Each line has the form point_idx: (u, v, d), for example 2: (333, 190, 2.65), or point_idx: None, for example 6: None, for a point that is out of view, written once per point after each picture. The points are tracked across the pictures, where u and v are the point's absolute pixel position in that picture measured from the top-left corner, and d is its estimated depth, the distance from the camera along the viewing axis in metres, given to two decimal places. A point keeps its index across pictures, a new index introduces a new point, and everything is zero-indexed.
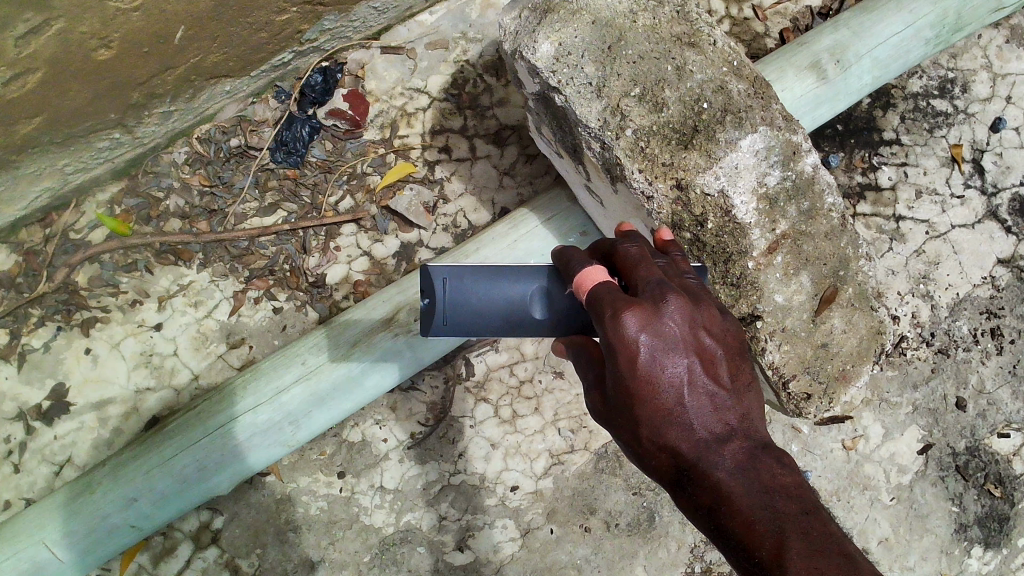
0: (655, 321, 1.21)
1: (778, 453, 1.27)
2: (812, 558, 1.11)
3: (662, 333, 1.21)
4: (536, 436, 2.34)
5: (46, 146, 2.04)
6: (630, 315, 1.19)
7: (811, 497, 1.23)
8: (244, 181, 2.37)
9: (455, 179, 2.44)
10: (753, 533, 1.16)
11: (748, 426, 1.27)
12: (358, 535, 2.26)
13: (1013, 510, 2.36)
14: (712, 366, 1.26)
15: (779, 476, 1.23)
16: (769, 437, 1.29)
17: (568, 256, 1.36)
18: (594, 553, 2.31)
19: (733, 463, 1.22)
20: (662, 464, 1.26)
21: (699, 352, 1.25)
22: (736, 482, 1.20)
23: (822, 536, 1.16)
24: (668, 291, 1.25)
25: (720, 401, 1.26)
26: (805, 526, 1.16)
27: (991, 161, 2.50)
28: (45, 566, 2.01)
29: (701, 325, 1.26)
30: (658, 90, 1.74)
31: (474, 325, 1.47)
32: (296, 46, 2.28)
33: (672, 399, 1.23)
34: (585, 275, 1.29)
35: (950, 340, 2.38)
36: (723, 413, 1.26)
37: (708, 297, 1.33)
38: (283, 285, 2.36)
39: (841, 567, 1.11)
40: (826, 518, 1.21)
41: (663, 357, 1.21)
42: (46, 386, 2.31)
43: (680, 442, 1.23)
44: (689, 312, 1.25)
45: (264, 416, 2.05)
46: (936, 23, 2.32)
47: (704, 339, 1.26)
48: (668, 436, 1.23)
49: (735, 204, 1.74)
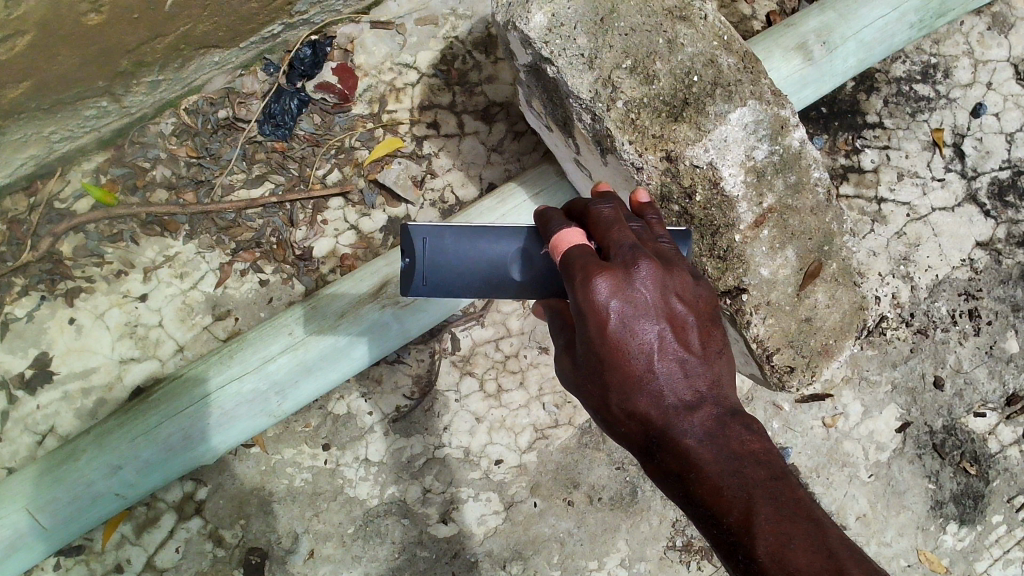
0: (626, 286, 1.21)
1: (749, 419, 1.29)
2: (780, 524, 1.16)
3: (633, 298, 1.21)
4: (521, 411, 2.36)
5: (32, 113, 2.03)
6: (600, 280, 1.20)
7: (781, 463, 1.26)
8: (232, 153, 2.37)
9: (443, 154, 2.44)
10: (722, 500, 1.20)
11: (718, 392, 1.28)
12: (342, 506, 2.27)
13: (987, 487, 2.41)
14: (683, 332, 1.27)
15: (749, 442, 1.26)
16: (739, 403, 1.31)
17: (547, 217, 1.35)
18: (576, 527, 2.33)
19: (703, 430, 1.24)
20: (632, 430, 1.28)
21: (670, 317, 1.25)
22: (704, 449, 1.23)
23: (791, 501, 1.20)
24: (640, 255, 1.24)
25: (691, 367, 1.26)
26: (774, 491, 1.20)
27: (971, 145, 2.54)
28: (26, 534, 2.00)
29: (673, 291, 1.26)
30: (649, 62, 1.76)
31: (454, 284, 1.49)
32: (286, 18, 2.29)
33: (643, 364, 1.23)
34: (560, 238, 1.29)
35: (929, 320, 2.42)
36: (694, 379, 1.26)
37: (682, 262, 1.32)
38: (269, 258, 2.36)
39: (809, 533, 1.16)
40: (796, 483, 1.24)
41: (634, 322, 1.22)
42: (29, 355, 2.30)
43: (650, 408, 1.25)
44: (661, 277, 1.24)
45: (250, 385, 2.04)
46: (920, 8, 2.35)
47: (676, 305, 1.26)
48: (638, 402, 1.25)
49: (722, 176, 1.76)
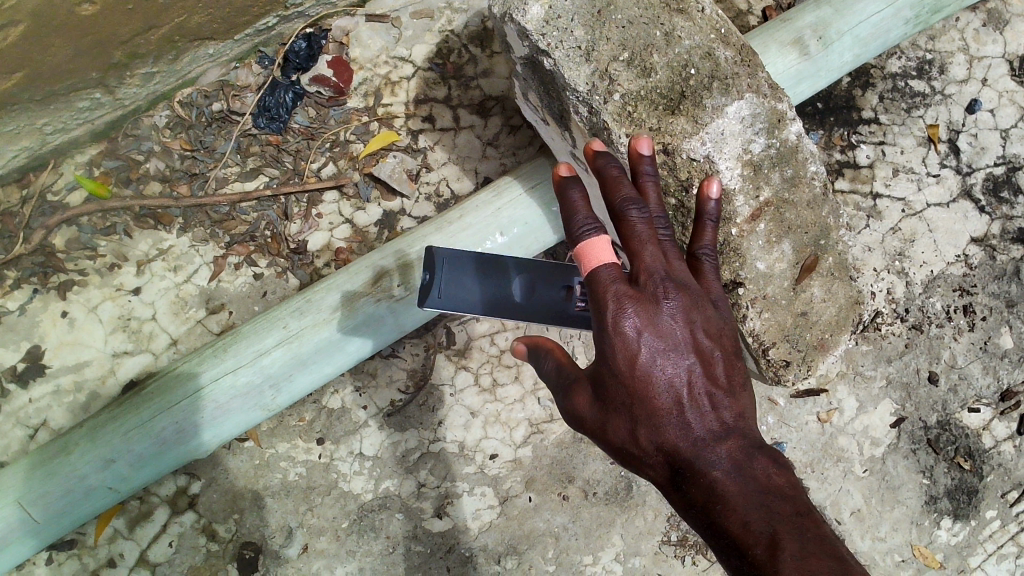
0: (653, 317, 1.31)
1: (776, 458, 1.31)
2: (804, 560, 1.11)
3: (660, 329, 1.31)
4: (516, 405, 2.35)
5: (25, 105, 2.02)
6: (628, 309, 1.30)
7: (806, 501, 1.25)
8: (226, 146, 2.36)
9: (438, 149, 2.43)
10: (748, 532, 1.18)
11: (743, 426, 1.32)
12: (336, 501, 2.26)
13: (981, 482, 2.41)
14: (709, 365, 1.34)
15: (775, 476, 1.27)
16: (766, 443, 1.34)
17: (572, 209, 1.40)
18: (571, 521, 2.32)
19: (729, 462, 1.26)
20: (658, 465, 1.31)
21: (697, 351, 1.33)
22: (731, 480, 1.24)
23: (817, 537, 1.17)
24: (667, 289, 1.35)
25: (717, 400, 1.32)
26: (800, 526, 1.18)
27: (966, 142, 2.55)
28: (18, 528, 1.99)
29: (698, 325, 1.35)
30: (646, 55, 1.76)
31: (464, 302, 1.64)
32: (281, 10, 2.28)
33: (670, 398, 1.30)
34: (588, 244, 1.35)
35: (923, 316, 2.42)
36: (720, 413, 1.31)
37: (707, 303, 1.41)
38: (264, 251, 2.34)
39: (831, 566, 1.11)
40: (821, 519, 1.22)
41: (660, 354, 1.30)
42: (21, 348, 2.28)
43: (678, 439, 1.28)
44: (686, 311, 1.34)
45: (244, 378, 2.04)
46: (916, 3, 2.35)
47: (700, 338, 1.34)
48: (665, 433, 1.30)
49: (720, 169, 1.75)
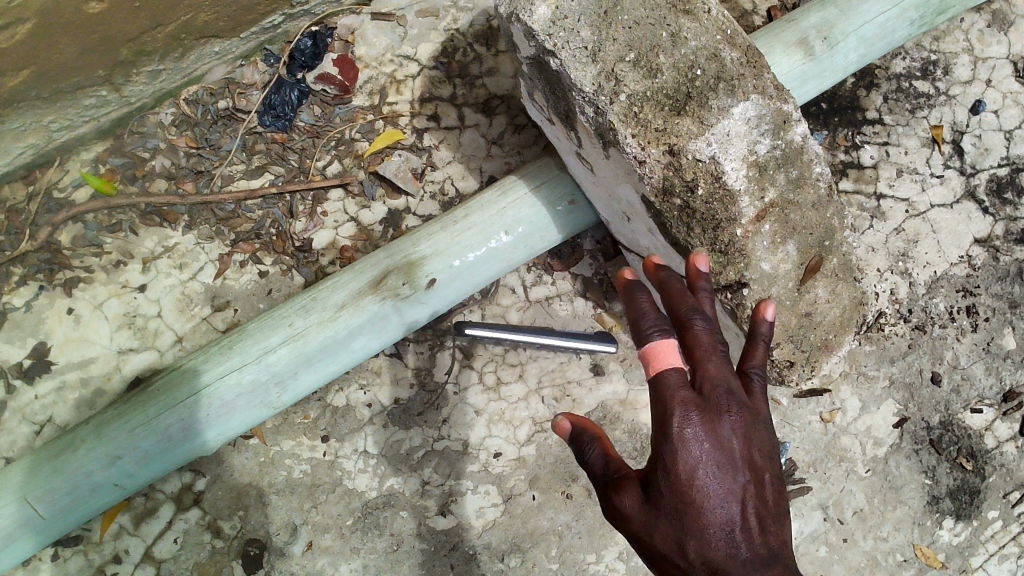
0: (715, 428, 1.31)
1: None
2: None
3: (721, 440, 1.31)
4: (519, 403, 2.36)
5: (31, 101, 2.03)
6: (692, 413, 1.31)
7: None
8: (231, 143, 2.36)
9: (443, 147, 2.44)
10: None
11: (789, 556, 1.26)
12: (340, 498, 2.27)
13: (983, 483, 2.41)
14: (763, 489, 1.31)
15: None
16: None
17: (637, 305, 1.43)
18: (575, 520, 2.32)
19: None
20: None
21: (753, 473, 1.31)
22: None
23: None
24: (732, 407, 1.35)
25: (767, 525, 1.27)
26: None
27: (970, 142, 2.55)
28: (25, 523, 2.00)
29: (756, 447, 1.34)
30: (652, 55, 1.76)
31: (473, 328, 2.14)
32: (287, 8, 2.29)
33: (720, 513, 1.26)
34: (653, 346, 1.38)
35: (926, 316, 2.43)
36: (767, 538, 1.25)
37: (761, 420, 1.39)
38: (269, 249, 2.35)
39: None
40: None
41: (717, 465, 1.29)
42: (27, 345, 2.29)
43: (723, 555, 1.22)
44: (746, 430, 1.34)
45: (249, 375, 2.04)
46: (921, 4, 2.35)
47: (757, 461, 1.33)
48: (711, 548, 1.23)
49: (725, 170, 1.75)
